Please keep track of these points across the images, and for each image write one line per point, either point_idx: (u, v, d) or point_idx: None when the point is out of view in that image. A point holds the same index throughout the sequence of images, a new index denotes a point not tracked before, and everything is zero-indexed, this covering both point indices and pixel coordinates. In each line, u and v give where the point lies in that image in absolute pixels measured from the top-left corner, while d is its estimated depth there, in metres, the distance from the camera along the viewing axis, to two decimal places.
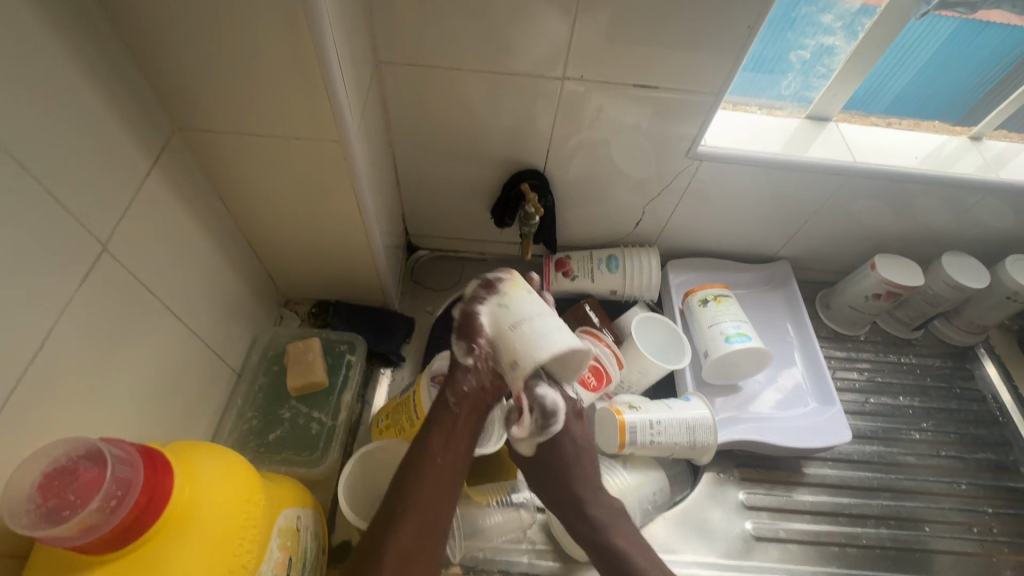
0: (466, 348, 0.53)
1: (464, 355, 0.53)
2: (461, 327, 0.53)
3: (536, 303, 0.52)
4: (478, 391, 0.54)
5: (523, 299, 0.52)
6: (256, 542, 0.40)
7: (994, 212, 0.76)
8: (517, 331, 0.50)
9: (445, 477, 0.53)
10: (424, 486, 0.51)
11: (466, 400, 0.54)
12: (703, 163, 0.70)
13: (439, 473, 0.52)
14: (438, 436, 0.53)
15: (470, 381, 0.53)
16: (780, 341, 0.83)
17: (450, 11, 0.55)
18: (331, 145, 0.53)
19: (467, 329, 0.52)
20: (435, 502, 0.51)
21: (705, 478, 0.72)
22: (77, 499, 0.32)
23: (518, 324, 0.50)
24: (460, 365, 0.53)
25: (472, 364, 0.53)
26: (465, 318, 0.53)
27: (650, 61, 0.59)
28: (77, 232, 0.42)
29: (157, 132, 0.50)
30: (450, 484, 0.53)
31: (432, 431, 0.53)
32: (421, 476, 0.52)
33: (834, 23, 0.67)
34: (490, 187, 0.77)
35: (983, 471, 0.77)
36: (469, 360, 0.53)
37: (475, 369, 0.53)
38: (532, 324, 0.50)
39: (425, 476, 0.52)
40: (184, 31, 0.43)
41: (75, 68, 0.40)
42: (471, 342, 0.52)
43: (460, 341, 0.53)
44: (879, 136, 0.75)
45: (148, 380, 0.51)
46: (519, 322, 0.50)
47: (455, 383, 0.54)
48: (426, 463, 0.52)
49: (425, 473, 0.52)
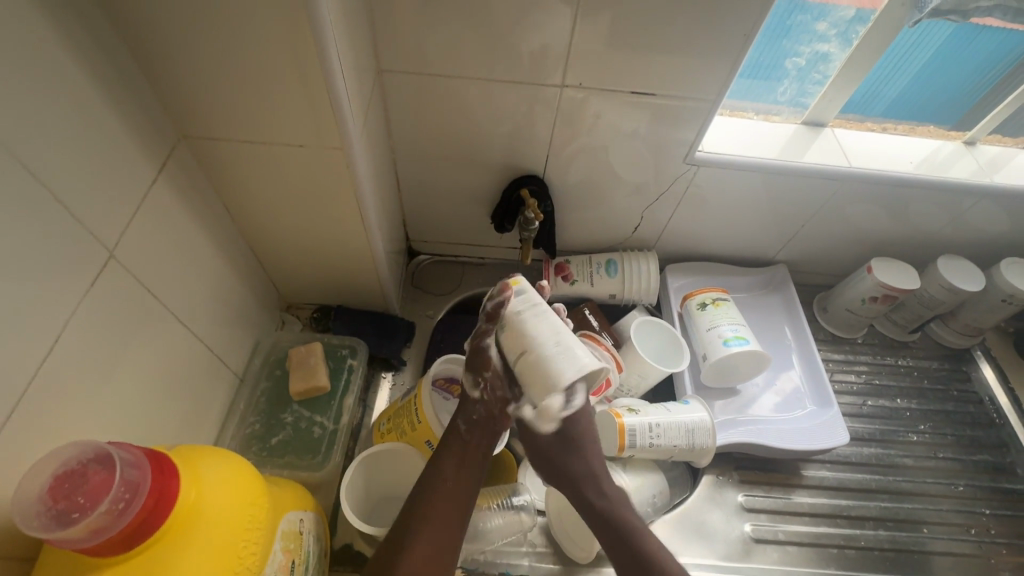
0: (474, 381, 0.57)
1: (473, 386, 0.57)
2: (471, 361, 0.58)
3: (553, 324, 0.52)
4: (488, 416, 0.57)
5: (535, 318, 0.53)
6: (260, 545, 0.41)
7: (988, 215, 0.77)
8: (526, 358, 0.51)
9: (457, 497, 0.54)
10: (438, 503, 0.53)
11: (477, 425, 0.57)
12: (700, 168, 0.71)
13: (453, 491, 0.54)
14: (449, 460, 0.55)
15: (479, 408, 0.57)
16: (778, 344, 0.84)
17: (451, 20, 0.56)
18: (334, 152, 0.54)
19: (477, 363, 0.57)
20: (448, 520, 0.53)
21: (704, 480, 0.73)
22: (87, 502, 0.33)
23: (524, 350, 0.51)
24: (468, 397, 0.58)
25: (481, 394, 0.57)
26: (475, 351, 0.57)
27: (647, 68, 0.60)
28: (84, 239, 0.42)
29: (162, 140, 0.50)
30: (464, 503, 0.54)
31: (444, 455, 0.55)
32: (432, 496, 0.53)
33: (828, 31, 0.67)
34: (490, 192, 0.77)
35: (980, 473, 0.77)
36: (478, 392, 0.57)
37: (483, 399, 0.57)
38: (539, 346, 0.51)
39: (439, 496, 0.54)
40: (190, 41, 0.44)
41: (83, 78, 0.41)
42: (478, 375, 0.57)
43: (469, 374, 0.58)
44: (875, 141, 0.76)
45: (152, 385, 0.52)
46: (527, 350, 0.51)
47: (465, 411, 0.57)
48: (438, 484, 0.54)
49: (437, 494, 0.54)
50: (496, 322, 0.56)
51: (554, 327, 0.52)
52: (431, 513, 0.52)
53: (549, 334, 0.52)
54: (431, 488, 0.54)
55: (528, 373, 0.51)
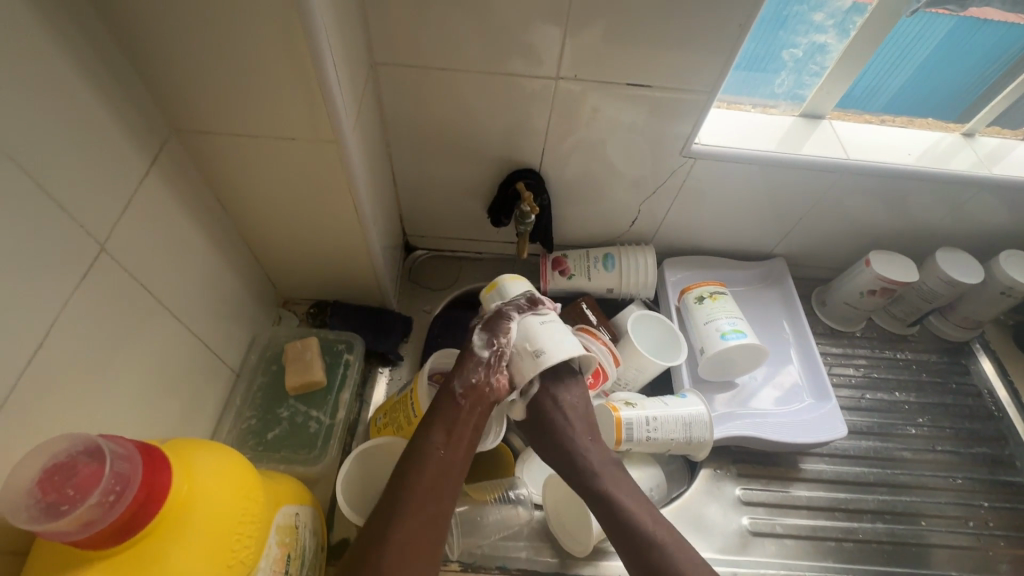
0: (486, 341, 0.57)
1: (483, 346, 0.57)
2: (490, 322, 0.58)
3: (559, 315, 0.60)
4: (485, 386, 0.57)
5: (550, 316, 0.59)
6: (253, 538, 0.41)
7: (987, 207, 0.77)
8: (545, 328, 0.57)
9: (448, 466, 0.54)
10: (427, 473, 0.53)
11: (473, 392, 0.56)
12: (697, 161, 0.71)
13: (443, 462, 0.54)
14: (440, 432, 0.55)
15: (479, 373, 0.57)
16: (776, 337, 0.84)
17: (445, 11, 0.55)
18: (327, 146, 0.54)
19: (495, 326, 0.58)
20: (439, 488, 0.53)
21: (702, 474, 0.73)
22: (76, 494, 0.33)
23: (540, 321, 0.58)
24: (474, 356, 0.57)
25: (489, 356, 0.57)
26: (495, 317, 0.58)
27: (643, 60, 0.59)
28: (75, 231, 0.42)
29: (155, 133, 0.50)
30: (452, 473, 0.54)
31: (434, 423, 0.55)
32: (424, 463, 0.53)
33: (825, 22, 0.67)
34: (486, 187, 0.77)
35: (979, 466, 0.77)
36: (485, 352, 0.57)
37: (487, 363, 0.57)
38: (557, 331, 0.57)
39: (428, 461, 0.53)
40: (179, 33, 0.44)
41: (72, 71, 0.40)
42: (493, 338, 0.57)
43: (483, 334, 0.58)
44: (873, 133, 0.75)
45: (147, 380, 0.52)
46: (547, 322, 0.58)
47: (465, 374, 0.56)
48: (429, 454, 0.53)
49: (430, 463, 0.53)
50: (530, 307, 0.59)
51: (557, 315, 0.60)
52: (420, 481, 0.52)
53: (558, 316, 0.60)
54: (422, 455, 0.53)
55: (540, 339, 0.56)
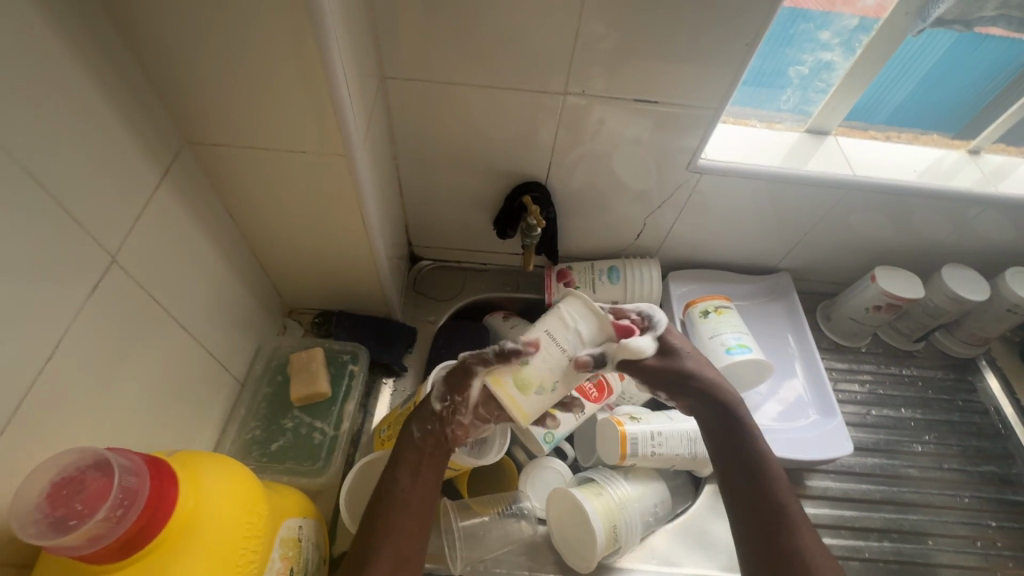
0: (442, 395, 0.54)
1: (438, 399, 0.54)
2: (449, 376, 0.54)
3: (556, 362, 0.50)
4: (443, 431, 0.54)
5: (556, 375, 0.50)
6: (258, 552, 0.41)
7: (992, 224, 0.77)
8: (573, 383, 0.51)
9: (415, 507, 0.50)
10: (396, 517, 0.49)
11: (431, 437, 0.54)
12: (703, 175, 0.71)
13: (410, 506, 0.50)
14: (405, 468, 0.52)
15: (435, 421, 0.54)
16: (781, 352, 0.84)
17: (455, 26, 0.56)
18: (336, 159, 0.54)
19: (453, 381, 0.54)
20: (418, 516, 0.50)
21: (706, 490, 0.72)
22: (84, 509, 0.33)
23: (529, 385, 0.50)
24: (428, 407, 0.54)
25: (442, 409, 0.54)
26: (454, 371, 0.54)
27: (651, 75, 0.60)
28: (87, 242, 0.42)
29: (167, 145, 0.51)
30: (420, 515, 0.50)
31: (398, 465, 0.52)
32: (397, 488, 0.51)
33: (832, 40, 0.67)
34: (492, 199, 0.77)
35: (986, 485, 0.77)
36: (439, 405, 0.54)
37: (442, 415, 0.54)
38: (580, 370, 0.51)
39: (393, 504, 0.50)
40: (194, 47, 0.44)
41: (88, 85, 0.41)
42: (449, 391, 0.54)
43: (438, 388, 0.54)
44: (878, 149, 0.76)
45: (153, 390, 0.52)
46: (569, 383, 0.51)
47: (422, 419, 0.54)
48: (392, 497, 0.50)
49: (399, 496, 0.50)
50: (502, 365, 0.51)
51: (553, 362, 0.50)
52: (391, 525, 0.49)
53: (538, 347, 0.50)
54: (393, 482, 0.51)
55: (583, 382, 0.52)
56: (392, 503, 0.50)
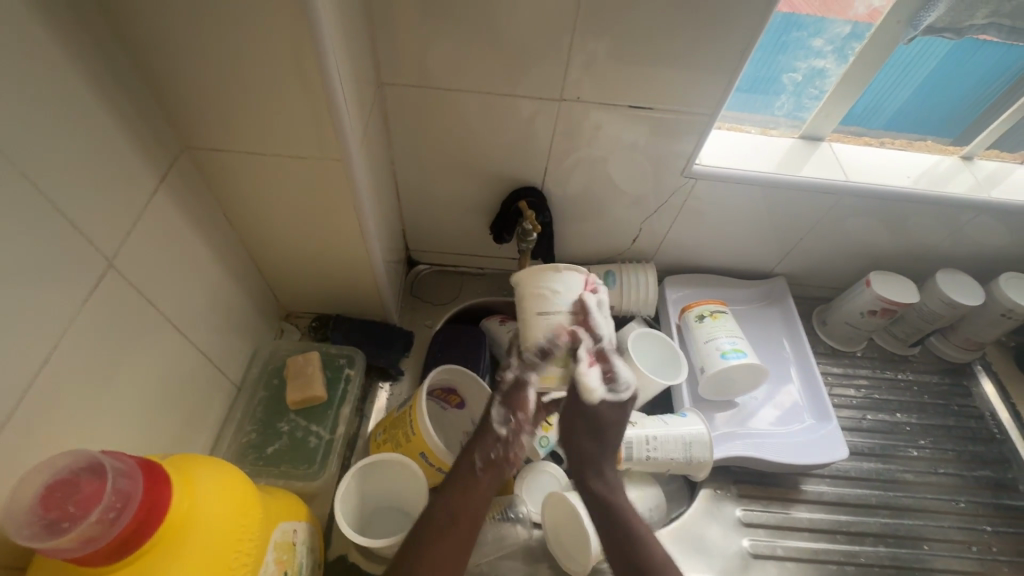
0: (504, 417, 0.60)
1: (500, 422, 0.60)
2: (508, 397, 0.60)
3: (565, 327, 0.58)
4: (501, 458, 0.59)
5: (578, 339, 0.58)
6: (251, 555, 0.41)
7: (986, 229, 0.77)
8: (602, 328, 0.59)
9: (455, 543, 0.54)
10: (437, 548, 0.53)
11: (489, 467, 0.59)
12: (698, 181, 0.72)
13: (456, 536, 0.55)
14: (449, 502, 0.56)
15: (498, 448, 0.59)
16: (777, 357, 0.84)
17: (451, 33, 0.57)
18: (333, 163, 0.54)
19: (513, 401, 0.60)
20: (455, 549, 0.54)
21: (702, 494, 0.72)
22: (78, 511, 0.33)
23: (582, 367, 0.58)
24: (492, 432, 0.60)
25: (507, 433, 0.60)
26: (511, 391, 0.60)
27: (645, 81, 0.60)
28: (84, 246, 0.43)
29: (165, 150, 0.51)
30: (455, 554, 0.54)
31: (446, 492, 0.57)
32: (437, 518, 0.55)
33: (824, 47, 0.68)
34: (489, 204, 0.78)
35: (982, 489, 0.77)
36: (503, 428, 0.60)
37: (505, 439, 0.60)
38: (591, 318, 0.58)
39: (432, 537, 0.54)
40: (192, 53, 0.45)
41: (86, 92, 0.41)
42: (511, 411, 0.60)
43: (501, 410, 0.60)
44: (872, 154, 0.76)
45: (150, 393, 0.52)
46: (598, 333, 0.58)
47: (483, 447, 0.59)
48: (432, 531, 0.54)
49: (446, 524, 0.55)
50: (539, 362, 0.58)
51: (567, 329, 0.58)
52: (433, 554, 0.53)
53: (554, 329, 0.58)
54: (436, 511, 0.55)
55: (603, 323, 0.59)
56: (431, 532, 0.54)
